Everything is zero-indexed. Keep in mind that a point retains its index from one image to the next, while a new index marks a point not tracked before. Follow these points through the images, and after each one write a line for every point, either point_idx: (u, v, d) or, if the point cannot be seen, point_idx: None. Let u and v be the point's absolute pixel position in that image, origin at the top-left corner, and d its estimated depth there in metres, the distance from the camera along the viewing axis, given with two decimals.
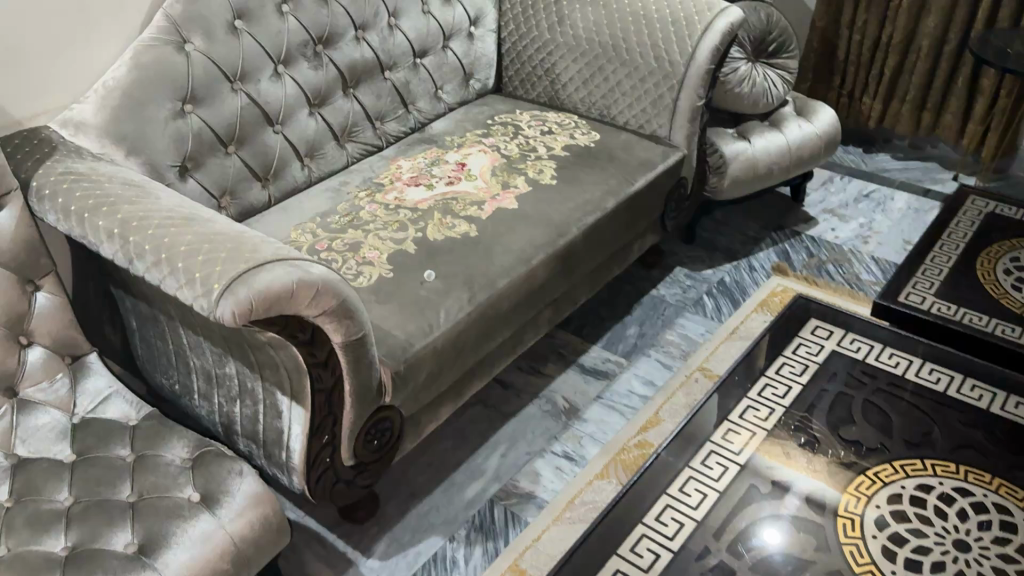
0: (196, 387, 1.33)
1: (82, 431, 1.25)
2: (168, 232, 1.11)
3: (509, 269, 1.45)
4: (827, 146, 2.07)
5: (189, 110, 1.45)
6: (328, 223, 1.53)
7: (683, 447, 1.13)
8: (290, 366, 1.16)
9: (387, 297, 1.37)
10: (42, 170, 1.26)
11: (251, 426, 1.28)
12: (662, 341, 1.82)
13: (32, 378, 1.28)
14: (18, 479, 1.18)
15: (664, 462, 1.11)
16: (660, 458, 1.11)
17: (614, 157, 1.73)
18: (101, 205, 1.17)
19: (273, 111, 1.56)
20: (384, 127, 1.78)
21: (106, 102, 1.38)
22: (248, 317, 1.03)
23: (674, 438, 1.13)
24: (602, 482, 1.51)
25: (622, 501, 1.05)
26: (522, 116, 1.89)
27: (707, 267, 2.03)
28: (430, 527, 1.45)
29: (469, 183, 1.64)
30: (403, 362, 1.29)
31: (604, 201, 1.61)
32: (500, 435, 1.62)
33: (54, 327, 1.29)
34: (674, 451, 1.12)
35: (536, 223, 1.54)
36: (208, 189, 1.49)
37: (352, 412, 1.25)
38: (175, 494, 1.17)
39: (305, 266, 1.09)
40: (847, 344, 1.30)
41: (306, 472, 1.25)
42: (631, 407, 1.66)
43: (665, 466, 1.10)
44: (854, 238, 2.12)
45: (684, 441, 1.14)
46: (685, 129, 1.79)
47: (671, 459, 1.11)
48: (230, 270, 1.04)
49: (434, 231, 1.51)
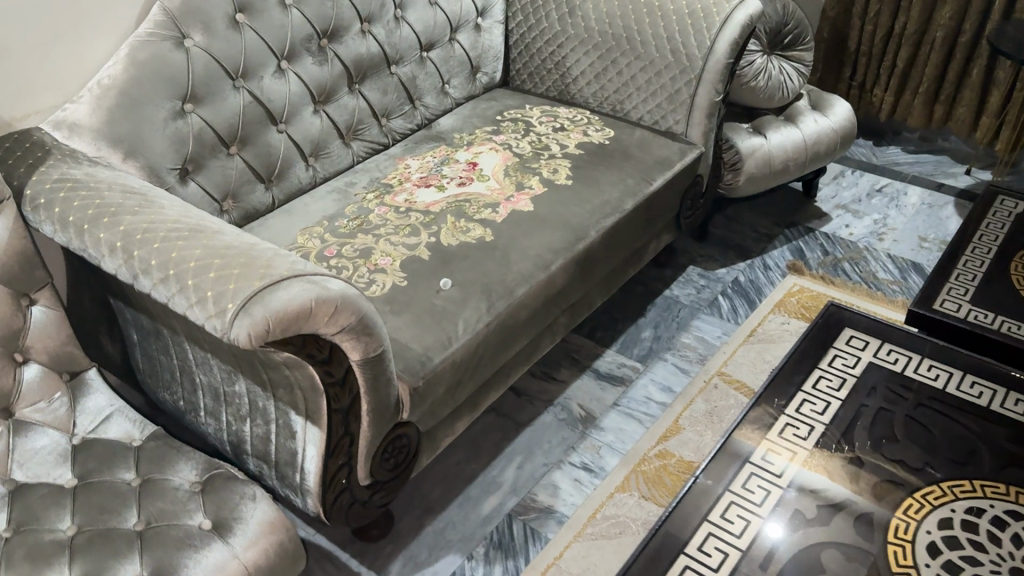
0: (202, 404, 1.27)
1: (83, 453, 1.18)
2: (176, 245, 1.04)
3: (528, 275, 1.39)
4: (843, 140, 2.02)
5: (189, 109, 1.38)
6: (336, 228, 1.47)
7: (722, 470, 1.08)
8: (305, 386, 1.10)
9: (401, 307, 1.31)
10: (36, 176, 1.19)
11: (262, 446, 1.21)
12: (678, 344, 1.76)
13: (29, 398, 1.21)
14: (16, 507, 1.11)
15: (703, 487, 1.05)
16: (699, 482, 1.05)
17: (630, 155, 1.67)
18: (102, 215, 1.10)
19: (277, 110, 1.49)
20: (390, 124, 1.72)
21: (102, 102, 1.30)
22: (264, 339, 0.97)
23: (712, 461, 1.08)
24: (623, 495, 1.46)
25: (662, 531, 1.00)
26: (532, 112, 1.82)
27: (720, 265, 1.98)
28: (447, 544, 1.39)
29: (481, 184, 1.57)
30: (421, 378, 1.22)
31: (622, 202, 1.55)
32: (515, 446, 1.56)
33: (51, 343, 1.22)
34: (713, 475, 1.07)
35: (553, 226, 1.48)
36: (210, 193, 1.42)
37: (369, 430, 1.19)
38: (185, 521, 1.10)
39: (323, 282, 1.03)
40: (884, 355, 1.25)
41: (322, 494, 1.19)
42: (650, 415, 1.61)
43: (705, 490, 1.05)
44: (869, 235, 2.07)
45: (722, 464, 1.08)
46: (702, 125, 1.72)
47: (711, 484, 1.06)
48: (244, 289, 0.98)
49: (448, 236, 1.44)
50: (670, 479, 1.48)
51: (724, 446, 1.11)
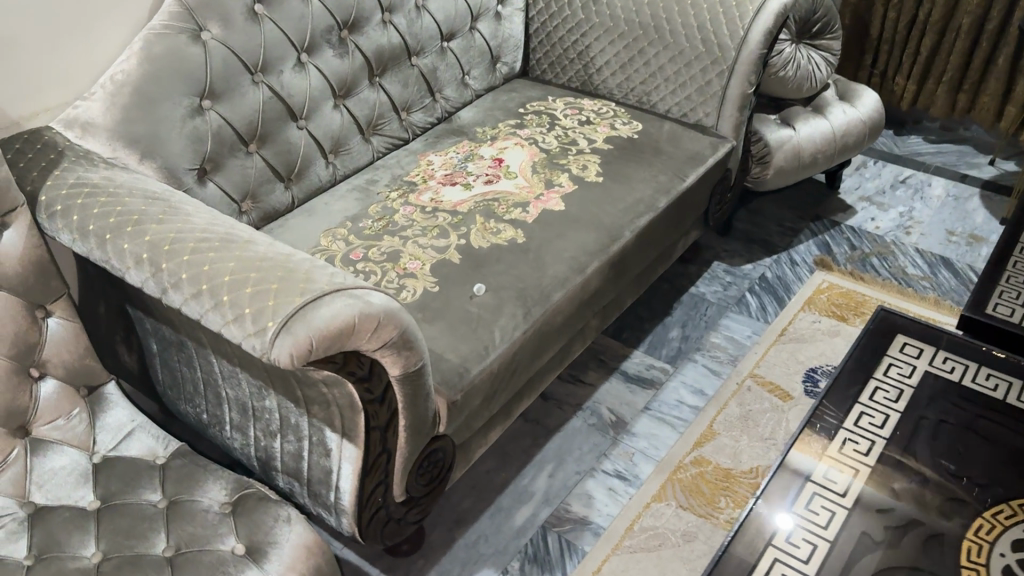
0: (228, 419, 1.21)
1: (105, 473, 1.12)
2: (208, 257, 0.98)
3: (564, 279, 1.33)
4: (870, 132, 1.97)
5: (207, 106, 1.31)
6: (361, 229, 1.40)
7: (783, 491, 1.03)
8: (343, 404, 1.04)
9: (435, 315, 1.25)
10: (50, 181, 1.12)
11: (293, 463, 1.16)
12: (707, 345, 1.71)
13: (46, 415, 1.14)
14: (37, 532, 1.05)
15: (764, 509, 1.01)
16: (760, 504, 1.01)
17: (661, 150, 1.61)
18: (125, 225, 1.04)
19: (297, 105, 1.42)
20: (410, 118, 1.66)
21: (115, 100, 1.23)
22: (306, 359, 0.91)
23: (771, 481, 1.03)
24: (660, 505, 1.41)
25: (726, 559, 0.95)
26: (556, 103, 1.77)
27: (746, 261, 1.93)
28: (480, 558, 1.34)
29: (510, 181, 1.51)
30: (459, 391, 1.16)
31: (656, 201, 1.49)
32: (546, 453, 1.51)
33: (69, 356, 1.16)
34: (773, 496, 1.02)
35: (587, 226, 1.42)
36: (229, 193, 1.36)
37: (406, 446, 1.14)
38: (218, 546, 1.05)
39: (364, 296, 0.97)
40: (940, 364, 1.20)
41: (358, 514, 1.13)
42: (683, 420, 1.56)
43: (767, 513, 1.00)
44: (895, 229, 2.03)
45: (782, 484, 1.04)
46: (733, 118, 1.67)
47: (772, 506, 1.01)
48: (284, 306, 0.91)
49: (478, 237, 1.38)
50: (707, 487, 1.43)
51: (783, 463, 1.06)
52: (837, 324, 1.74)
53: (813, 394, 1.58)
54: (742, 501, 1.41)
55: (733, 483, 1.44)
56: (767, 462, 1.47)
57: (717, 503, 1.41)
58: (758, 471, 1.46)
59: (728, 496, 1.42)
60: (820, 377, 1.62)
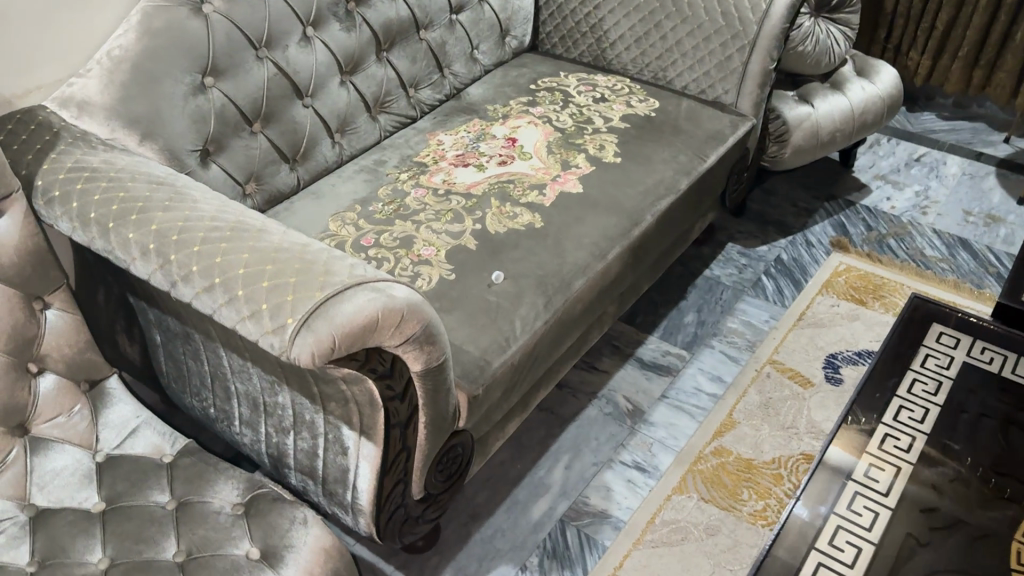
0: (238, 414, 1.15)
1: (110, 473, 1.07)
2: (219, 248, 0.92)
3: (585, 265, 1.27)
4: (888, 109, 1.92)
5: (209, 84, 1.24)
6: (371, 213, 1.34)
7: (824, 491, 0.98)
8: (362, 401, 0.99)
9: (452, 304, 1.19)
10: (47, 165, 1.06)
11: (308, 461, 1.11)
12: (724, 330, 1.67)
13: (46, 412, 1.08)
14: (39, 537, 0.99)
15: (805, 511, 0.96)
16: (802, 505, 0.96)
17: (679, 129, 1.56)
18: (128, 212, 0.98)
19: (303, 82, 1.36)
20: (418, 95, 1.59)
21: (113, 78, 1.16)
22: (328, 357, 0.85)
23: (812, 480, 0.98)
24: (681, 497, 1.37)
25: (770, 564, 0.90)
26: (568, 80, 1.72)
27: (760, 243, 1.89)
28: (498, 554, 1.30)
29: (524, 163, 1.46)
30: (481, 385, 1.11)
31: (677, 182, 1.44)
32: (561, 443, 1.47)
33: (69, 350, 1.10)
34: (815, 497, 0.97)
35: (607, 210, 1.36)
36: (233, 176, 1.30)
37: (426, 443, 1.09)
38: (231, 551, 0.99)
39: (387, 289, 0.91)
40: (978, 355, 1.16)
41: (376, 515, 1.08)
42: (701, 408, 1.52)
43: (809, 516, 0.95)
44: (911, 209, 1.98)
45: (823, 483, 0.99)
46: (754, 95, 1.61)
47: (813, 507, 0.96)
48: (304, 301, 0.86)
49: (494, 221, 1.33)
50: (729, 479, 1.39)
51: (822, 461, 1.01)
52: (856, 308, 1.71)
53: (833, 380, 1.55)
54: (765, 492, 1.37)
55: (756, 474, 1.40)
56: (790, 451, 1.43)
57: (739, 495, 1.37)
58: (780, 461, 1.42)
59: (751, 487, 1.38)
60: (840, 363, 1.59)
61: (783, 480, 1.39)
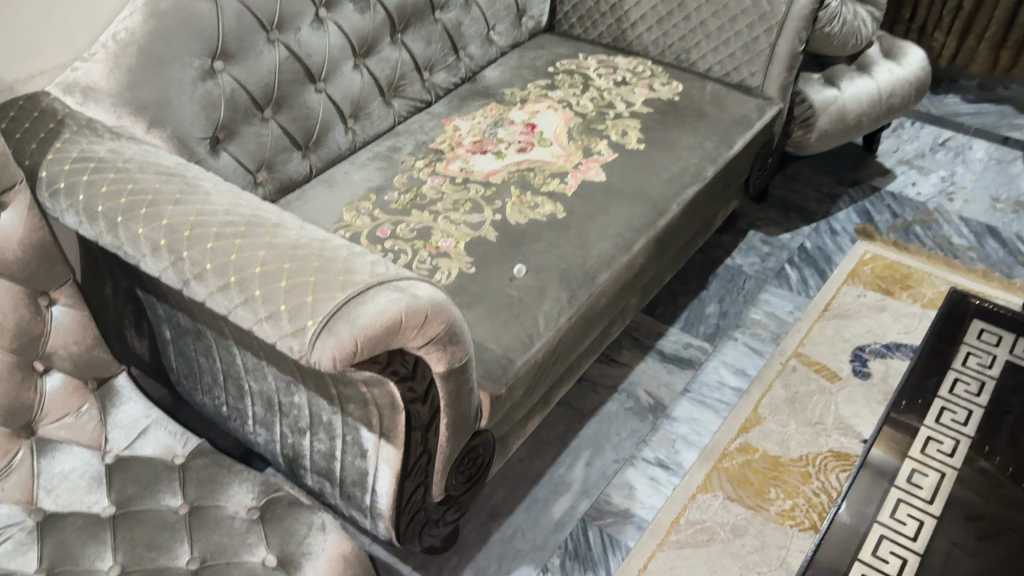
0: (251, 413, 1.11)
1: (119, 475, 1.03)
2: (234, 244, 0.88)
3: (610, 258, 1.23)
4: (915, 93, 1.86)
5: (218, 68, 1.19)
6: (386, 203, 1.30)
7: (867, 496, 0.95)
8: (383, 404, 0.95)
9: (473, 299, 1.15)
10: (51, 155, 1.01)
11: (324, 463, 1.06)
12: (747, 321, 1.63)
13: (52, 412, 1.04)
14: (47, 543, 0.96)
15: (849, 516, 0.93)
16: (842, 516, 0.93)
17: (704, 114, 1.51)
18: (138, 205, 0.93)
19: (316, 66, 1.31)
20: (433, 79, 1.54)
21: (120, 62, 1.11)
22: (350, 361, 0.81)
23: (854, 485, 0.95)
24: (706, 496, 1.33)
25: (814, 569, 0.88)
26: (588, 62, 1.66)
27: (783, 231, 1.84)
28: (518, 554, 1.26)
29: (544, 150, 1.41)
30: (504, 384, 1.07)
31: (703, 170, 1.39)
32: (581, 440, 1.43)
33: (76, 348, 1.06)
34: (858, 500, 0.95)
35: (632, 199, 1.32)
36: (243, 163, 1.25)
37: (448, 445, 1.04)
38: (247, 558, 0.96)
39: (410, 288, 0.87)
40: (1021, 353, 1.12)
41: (395, 519, 1.04)
42: (725, 403, 1.48)
43: (853, 521, 0.93)
44: (937, 195, 1.93)
45: (865, 490, 0.96)
46: (781, 79, 1.56)
47: (856, 512, 0.93)
48: (324, 303, 0.81)
49: (515, 212, 1.28)
50: (755, 477, 1.36)
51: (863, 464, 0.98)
52: (883, 298, 1.66)
53: (861, 374, 1.52)
54: (792, 491, 1.34)
55: (783, 472, 1.37)
56: (817, 449, 1.40)
57: (766, 494, 1.34)
58: (808, 459, 1.39)
59: (778, 485, 1.35)
60: (868, 357, 1.55)
61: (811, 478, 1.36)
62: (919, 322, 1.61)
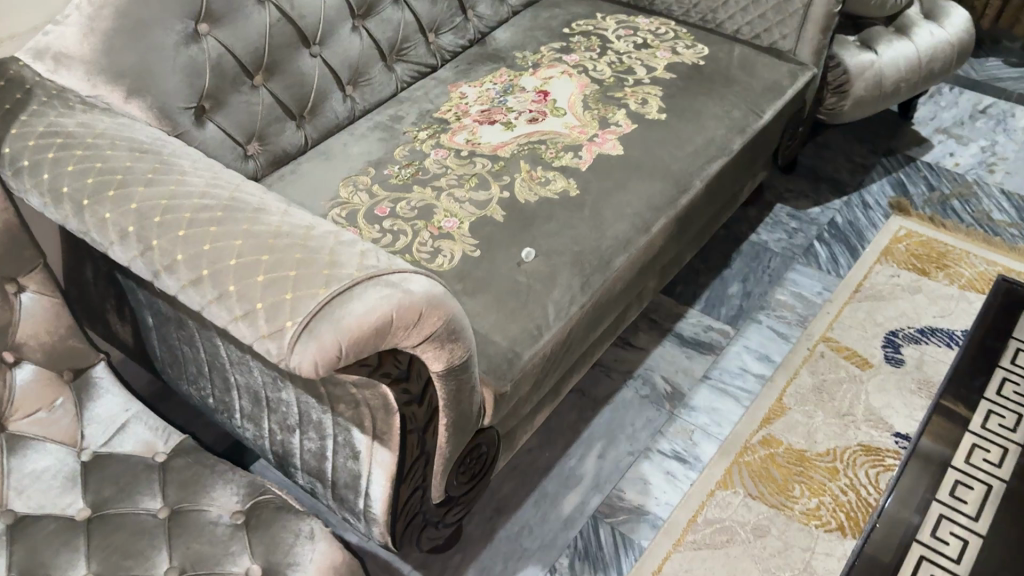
0: (238, 407, 1.03)
1: (96, 475, 0.96)
2: (208, 231, 0.79)
3: (627, 240, 1.13)
4: (957, 56, 1.74)
5: (203, 31, 1.10)
6: (386, 178, 1.21)
7: (908, 506, 1.03)
8: (375, 406, 0.86)
9: (478, 286, 1.06)
10: (16, 128, 0.91)
11: (315, 463, 0.99)
12: (772, 303, 1.53)
13: (25, 406, 0.97)
14: (17, 549, 0.88)
15: (885, 523, 1.01)
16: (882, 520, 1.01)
17: (732, 80, 1.40)
18: (106, 186, 0.85)
19: (311, 29, 1.21)
20: (439, 41, 1.44)
21: (96, 25, 1.02)
22: (334, 365, 0.72)
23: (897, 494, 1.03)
24: (726, 493, 1.25)
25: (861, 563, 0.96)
26: (606, 22, 1.55)
27: (812, 204, 1.74)
28: (525, 554, 1.19)
29: (557, 120, 1.31)
30: (509, 381, 0.98)
31: (729, 142, 1.29)
32: (594, 430, 1.34)
33: (48, 338, 0.99)
34: (900, 508, 1.03)
35: (652, 175, 1.22)
36: (232, 135, 1.16)
37: (447, 446, 0.97)
38: (229, 568, 0.88)
39: (402, 282, 0.78)
40: None
41: (390, 525, 0.96)
42: (747, 392, 1.39)
43: (893, 529, 1.00)
44: (977, 167, 1.82)
45: (908, 495, 1.04)
46: (815, 41, 1.44)
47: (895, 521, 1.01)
48: (306, 301, 0.73)
49: (524, 189, 1.18)
50: (779, 472, 1.28)
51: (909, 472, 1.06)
52: (918, 279, 1.56)
53: (893, 361, 1.43)
54: (818, 489, 1.26)
55: (809, 467, 1.29)
56: (846, 442, 1.32)
57: (790, 491, 1.26)
58: (835, 454, 1.30)
59: (802, 482, 1.27)
60: (901, 343, 1.46)
61: (838, 474, 1.28)
62: (956, 305, 1.51)
